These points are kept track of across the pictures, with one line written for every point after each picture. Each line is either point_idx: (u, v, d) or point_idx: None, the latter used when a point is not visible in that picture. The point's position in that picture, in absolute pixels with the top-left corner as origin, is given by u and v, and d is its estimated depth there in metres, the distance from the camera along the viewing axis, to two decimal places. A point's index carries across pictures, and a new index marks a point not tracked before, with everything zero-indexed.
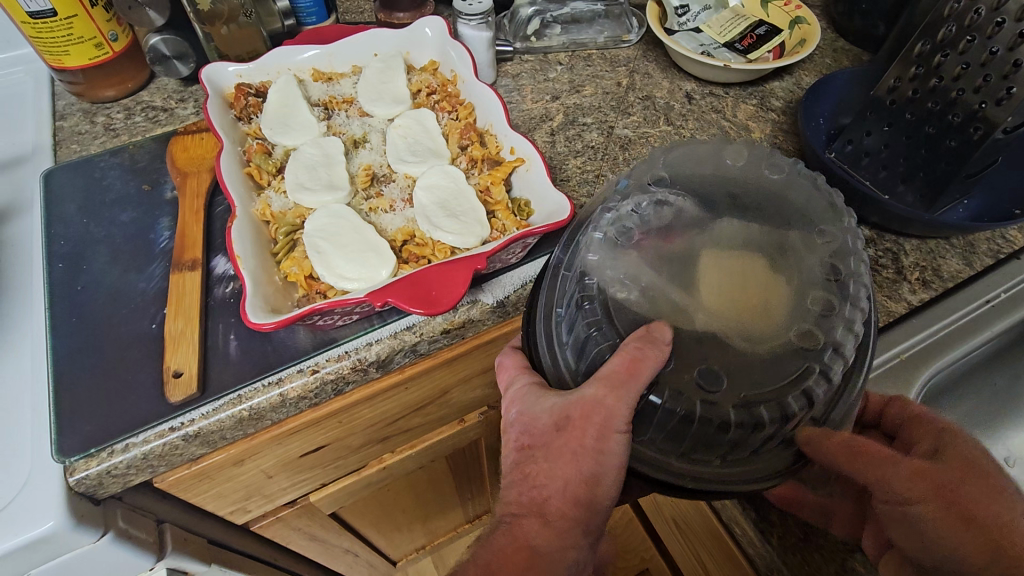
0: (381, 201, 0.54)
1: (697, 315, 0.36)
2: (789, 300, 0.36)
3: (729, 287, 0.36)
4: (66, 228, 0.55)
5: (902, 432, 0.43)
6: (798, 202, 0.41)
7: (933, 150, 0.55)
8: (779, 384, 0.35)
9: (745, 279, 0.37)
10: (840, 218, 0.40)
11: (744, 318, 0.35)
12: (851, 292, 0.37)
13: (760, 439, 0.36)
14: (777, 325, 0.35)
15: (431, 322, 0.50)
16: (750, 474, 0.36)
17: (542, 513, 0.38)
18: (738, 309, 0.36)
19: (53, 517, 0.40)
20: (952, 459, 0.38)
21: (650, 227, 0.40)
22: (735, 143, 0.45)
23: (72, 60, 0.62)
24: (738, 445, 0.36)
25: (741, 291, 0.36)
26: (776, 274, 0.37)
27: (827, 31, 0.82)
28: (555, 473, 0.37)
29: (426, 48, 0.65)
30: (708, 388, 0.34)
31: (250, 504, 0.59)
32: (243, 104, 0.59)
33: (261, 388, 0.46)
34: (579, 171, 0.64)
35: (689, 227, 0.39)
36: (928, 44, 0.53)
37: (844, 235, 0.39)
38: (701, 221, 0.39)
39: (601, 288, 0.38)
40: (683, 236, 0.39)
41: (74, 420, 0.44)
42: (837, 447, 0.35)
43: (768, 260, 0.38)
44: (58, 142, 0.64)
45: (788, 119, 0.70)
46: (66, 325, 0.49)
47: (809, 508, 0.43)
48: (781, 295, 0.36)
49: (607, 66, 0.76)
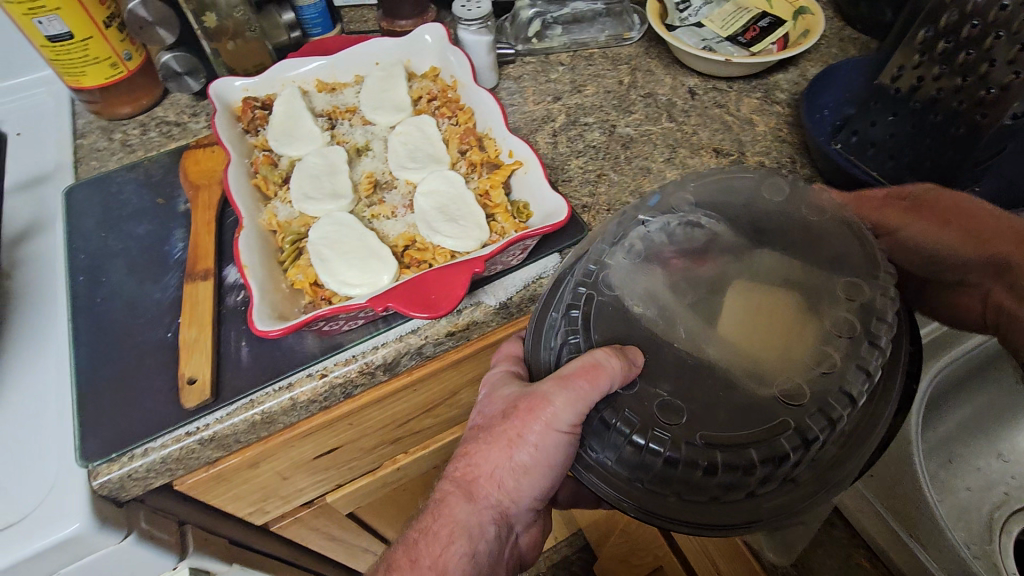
0: (383, 208, 0.55)
1: (709, 348, 0.37)
2: (809, 346, 0.36)
3: (748, 323, 0.37)
4: (87, 243, 0.58)
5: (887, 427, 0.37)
6: (801, 208, 0.42)
7: (939, 139, 0.54)
8: (756, 429, 0.35)
9: (770, 318, 0.37)
10: (876, 273, 0.39)
11: (759, 349, 0.36)
12: (863, 354, 0.36)
13: (718, 485, 0.36)
14: (787, 368, 0.36)
15: (435, 325, 0.50)
16: (703, 520, 0.36)
17: (468, 491, 0.44)
18: (755, 341, 0.36)
19: (77, 519, 0.43)
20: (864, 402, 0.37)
21: (685, 249, 0.40)
22: (776, 176, 0.44)
23: (89, 80, 0.65)
24: (695, 485, 0.36)
25: (765, 328, 0.37)
26: (807, 316, 0.37)
27: (834, 20, 0.81)
28: (489, 456, 0.43)
29: (426, 55, 0.66)
30: (668, 420, 0.36)
31: (268, 505, 0.61)
32: (250, 117, 0.60)
33: (272, 392, 0.47)
34: (580, 171, 0.64)
35: (726, 253, 0.40)
36: (930, 30, 0.52)
37: (880, 296, 0.38)
38: (738, 250, 0.40)
39: (601, 301, 0.40)
40: (717, 263, 0.40)
41: (96, 426, 0.46)
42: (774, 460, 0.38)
43: (803, 302, 0.37)
44: (78, 160, 0.67)
45: (792, 112, 0.69)
46: (87, 336, 0.51)
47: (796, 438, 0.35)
48: (805, 339, 0.36)
49: (609, 65, 0.76)
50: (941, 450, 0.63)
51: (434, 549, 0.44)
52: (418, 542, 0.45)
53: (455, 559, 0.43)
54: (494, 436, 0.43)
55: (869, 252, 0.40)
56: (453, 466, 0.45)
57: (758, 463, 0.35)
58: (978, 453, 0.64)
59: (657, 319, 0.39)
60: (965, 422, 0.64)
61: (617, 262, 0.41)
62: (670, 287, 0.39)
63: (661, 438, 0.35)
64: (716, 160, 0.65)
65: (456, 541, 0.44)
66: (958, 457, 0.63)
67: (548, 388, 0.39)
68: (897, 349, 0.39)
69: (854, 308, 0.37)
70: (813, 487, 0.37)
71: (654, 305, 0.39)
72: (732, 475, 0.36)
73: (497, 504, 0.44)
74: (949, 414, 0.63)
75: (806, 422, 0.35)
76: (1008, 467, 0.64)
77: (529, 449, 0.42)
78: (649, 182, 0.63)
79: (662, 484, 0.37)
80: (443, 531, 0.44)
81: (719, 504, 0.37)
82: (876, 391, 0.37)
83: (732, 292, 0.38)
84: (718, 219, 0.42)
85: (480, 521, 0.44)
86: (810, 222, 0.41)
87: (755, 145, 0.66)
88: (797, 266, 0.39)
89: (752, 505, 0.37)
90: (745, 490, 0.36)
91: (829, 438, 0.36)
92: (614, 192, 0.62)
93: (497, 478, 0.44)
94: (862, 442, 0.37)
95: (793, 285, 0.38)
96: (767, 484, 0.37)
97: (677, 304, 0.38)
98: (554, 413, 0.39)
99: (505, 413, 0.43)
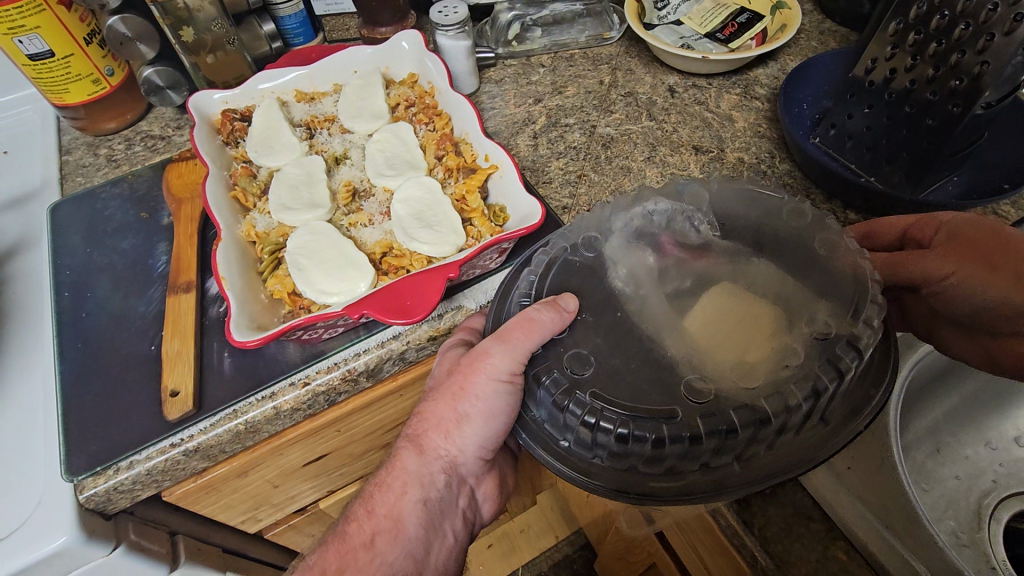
0: (360, 216, 0.56)
1: (667, 340, 0.38)
2: (765, 366, 0.37)
3: (715, 330, 0.38)
4: (72, 258, 0.58)
5: (799, 451, 0.37)
6: (759, 212, 0.44)
7: (914, 130, 0.54)
8: (651, 405, 0.36)
9: (738, 322, 0.38)
10: (851, 318, 0.37)
11: (716, 355, 0.37)
12: (789, 386, 0.36)
13: (603, 449, 0.38)
14: (750, 390, 0.36)
15: (416, 329, 0.51)
16: (570, 472, 0.39)
17: (418, 445, 0.46)
18: (714, 343, 0.38)
19: (64, 533, 0.43)
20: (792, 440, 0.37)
21: (684, 244, 0.43)
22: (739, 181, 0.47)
23: (72, 97, 0.66)
24: (583, 440, 0.38)
25: (721, 330, 0.38)
26: (774, 339, 0.37)
27: (813, 13, 0.81)
28: (434, 408, 0.45)
29: (404, 62, 0.66)
30: (576, 371, 0.38)
31: (260, 513, 0.61)
32: (229, 129, 0.61)
33: (255, 402, 0.48)
34: (561, 172, 0.65)
35: (724, 256, 0.42)
36: (901, 22, 0.52)
37: (841, 338, 0.37)
38: (737, 255, 0.41)
39: (565, 260, 0.44)
40: (713, 261, 0.41)
41: (82, 441, 0.46)
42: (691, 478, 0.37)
43: (773, 319, 0.38)
44: (64, 176, 0.68)
45: (771, 107, 0.69)
46: (73, 351, 0.51)
47: (697, 445, 0.36)
48: (758, 352, 0.37)
49: (590, 65, 0.77)
50: (928, 439, 0.63)
51: (388, 499, 0.45)
52: (374, 495, 0.46)
53: (410, 506, 0.45)
54: (437, 386, 0.45)
55: (865, 284, 0.39)
56: (408, 423, 0.47)
57: (632, 435, 0.36)
58: (967, 442, 0.64)
59: (630, 315, 0.40)
60: (953, 411, 0.64)
61: (616, 231, 0.44)
62: (655, 275, 0.41)
63: (558, 380, 0.39)
64: (695, 157, 0.65)
65: (409, 490, 0.45)
66: (945, 446, 0.63)
67: (487, 343, 0.41)
68: (868, 396, 0.38)
69: (814, 339, 0.37)
70: (700, 486, 0.37)
71: (634, 285, 0.41)
72: (608, 437, 0.37)
73: (446, 454, 0.46)
74: (933, 403, 0.63)
75: (694, 423, 0.36)
76: (996, 454, 0.64)
77: (469, 400, 0.43)
78: (630, 181, 0.63)
79: (559, 429, 0.39)
80: (396, 482, 0.45)
81: (600, 466, 0.38)
82: (812, 426, 0.37)
83: (706, 296, 0.40)
84: (691, 212, 0.44)
85: (430, 470, 0.46)
86: (778, 225, 0.43)
87: (734, 141, 0.66)
88: (789, 285, 0.39)
89: (629, 477, 0.38)
90: (629, 462, 0.38)
91: (737, 446, 0.37)
92: (595, 192, 0.62)
93: (442, 427, 0.45)
94: (767, 463, 0.37)
95: (768, 298, 0.39)
96: (654, 468, 0.38)
97: (656, 293, 0.40)
98: (492, 363, 0.41)
99: (450, 372, 0.45)
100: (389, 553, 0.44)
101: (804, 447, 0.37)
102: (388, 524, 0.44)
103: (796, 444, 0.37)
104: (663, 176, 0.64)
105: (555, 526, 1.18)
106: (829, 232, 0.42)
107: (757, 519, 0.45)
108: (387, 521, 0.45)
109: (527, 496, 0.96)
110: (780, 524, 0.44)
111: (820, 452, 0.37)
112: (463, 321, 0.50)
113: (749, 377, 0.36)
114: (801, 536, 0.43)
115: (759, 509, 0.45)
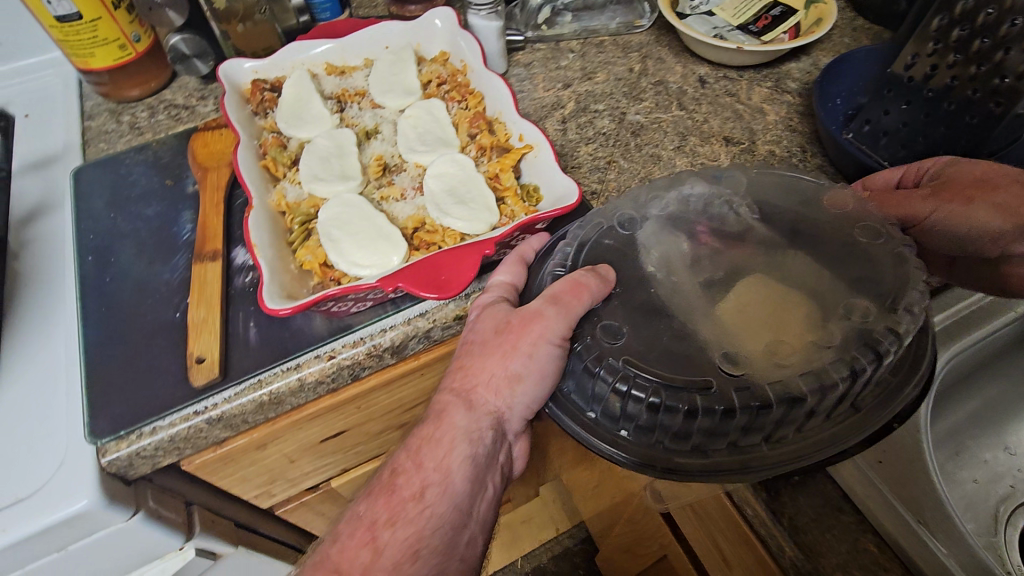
0: (392, 190, 0.55)
1: (702, 325, 0.38)
2: (802, 350, 0.36)
3: (750, 316, 0.38)
4: (96, 223, 0.58)
5: (829, 434, 0.37)
6: (798, 205, 0.43)
7: (953, 126, 0.54)
8: (685, 376, 0.36)
9: (778, 308, 0.38)
10: (895, 307, 0.37)
11: (748, 340, 0.37)
12: (826, 367, 0.36)
13: (631, 423, 0.38)
14: (786, 372, 0.36)
15: (443, 308, 0.50)
16: (597, 442, 0.39)
17: (469, 399, 0.42)
18: (746, 331, 0.37)
19: (86, 497, 0.42)
20: (825, 428, 0.37)
21: (721, 232, 0.42)
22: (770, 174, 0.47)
23: (97, 62, 0.65)
24: (611, 413, 0.39)
25: (760, 318, 0.38)
26: (808, 327, 0.37)
27: (846, 9, 0.80)
28: (484, 365, 0.42)
29: (436, 39, 0.65)
30: (611, 339, 0.38)
31: (274, 488, 0.61)
32: (259, 99, 0.60)
33: (280, 372, 0.47)
34: (590, 157, 0.64)
35: (760, 246, 0.41)
36: (945, 18, 0.51)
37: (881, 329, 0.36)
38: (774, 247, 0.41)
39: (598, 239, 0.43)
40: (747, 251, 0.41)
41: (105, 405, 0.46)
42: (719, 459, 0.37)
43: (813, 308, 0.37)
44: (86, 142, 0.67)
45: (804, 101, 0.69)
46: (96, 315, 0.51)
47: (729, 424, 0.36)
48: (797, 335, 0.37)
49: (620, 52, 0.76)
50: (948, 441, 0.62)
51: (437, 453, 0.42)
52: (421, 448, 0.42)
53: (459, 462, 0.41)
54: (483, 343, 0.42)
55: (905, 275, 0.38)
56: (450, 377, 0.44)
57: (663, 405, 0.36)
58: (986, 445, 0.64)
59: (663, 295, 0.39)
60: (972, 414, 0.64)
61: (651, 216, 0.43)
62: (689, 263, 0.40)
63: (589, 347, 0.39)
64: (726, 149, 0.64)
65: (457, 446, 0.42)
66: (965, 449, 0.63)
67: (539, 304, 0.40)
68: (902, 389, 0.38)
69: (851, 327, 0.37)
70: (727, 464, 0.37)
71: (666, 271, 0.40)
72: (637, 407, 0.37)
73: (495, 409, 0.43)
74: (956, 406, 0.63)
75: (727, 395, 0.36)
76: (1014, 459, 0.64)
77: (523, 360, 0.40)
78: (659, 170, 0.62)
79: (586, 401, 0.40)
80: (445, 439, 0.42)
81: (627, 439, 0.38)
82: (842, 411, 0.37)
83: (740, 285, 0.39)
84: (730, 203, 0.44)
85: (479, 427, 0.42)
86: (820, 215, 0.42)
87: (766, 134, 0.66)
88: (827, 279, 0.39)
89: (657, 453, 0.38)
90: (658, 437, 0.38)
91: (767, 425, 0.37)
92: (624, 179, 0.62)
93: (494, 386, 0.42)
94: (797, 447, 0.37)
95: (806, 289, 0.38)
96: (681, 444, 0.38)
97: (690, 281, 0.40)
98: (545, 325, 0.40)
99: (499, 329, 0.42)
100: (438, 507, 0.41)
101: (835, 435, 0.37)
102: (437, 478, 0.41)
103: (828, 430, 0.37)
104: (692, 166, 0.63)
105: (557, 519, 1.19)
106: (872, 225, 0.41)
107: (786, 509, 0.44)
108: (436, 474, 0.41)
109: (533, 487, 0.96)
110: (811, 514, 0.44)
111: (847, 438, 0.37)
112: (494, 278, 0.46)
113: (784, 358, 0.36)
114: (833, 527, 0.43)
115: (789, 502, 0.44)
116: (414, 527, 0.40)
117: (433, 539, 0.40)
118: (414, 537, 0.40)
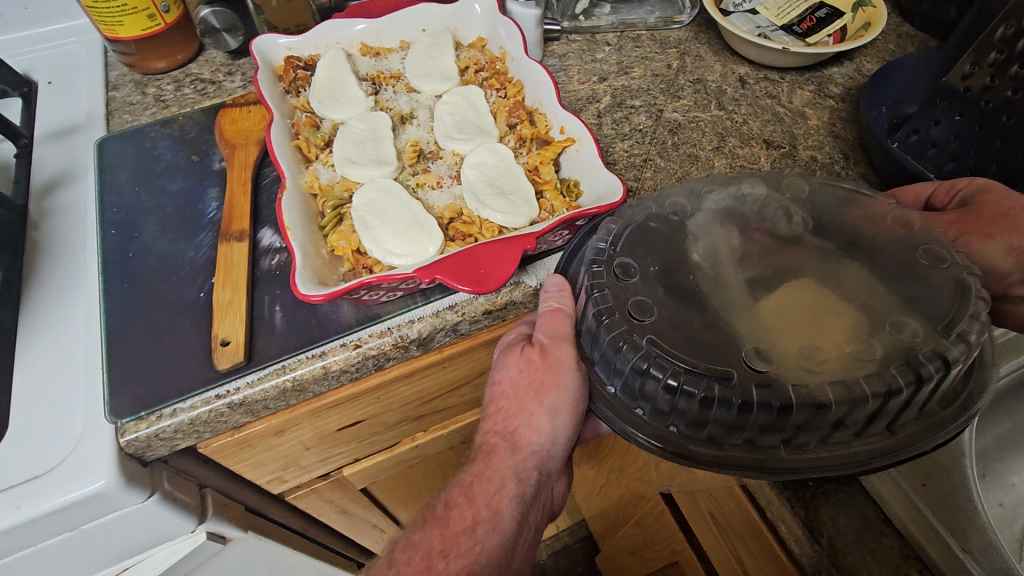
0: (428, 177, 0.54)
1: (751, 331, 0.36)
2: (840, 354, 0.35)
3: (798, 321, 0.36)
4: (119, 196, 0.57)
5: (853, 442, 0.35)
6: (853, 215, 0.41)
7: (1011, 141, 0.52)
8: (711, 364, 0.35)
9: (825, 315, 0.36)
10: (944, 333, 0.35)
11: (793, 345, 0.35)
12: (858, 380, 0.34)
13: (647, 401, 0.37)
14: (823, 377, 0.34)
15: (473, 301, 0.49)
16: (613, 418, 0.38)
17: (513, 440, 0.44)
18: (793, 335, 0.35)
19: (104, 477, 0.41)
20: (852, 442, 0.35)
21: (777, 236, 0.40)
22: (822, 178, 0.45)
23: (125, 31, 0.63)
24: (629, 384, 0.38)
25: (815, 325, 0.36)
26: (859, 340, 0.35)
27: (891, 15, 0.77)
28: (525, 408, 0.43)
29: (474, 25, 0.64)
30: (638, 317, 0.37)
31: (287, 474, 0.60)
32: (292, 77, 0.59)
33: (305, 359, 0.46)
34: (625, 155, 0.62)
35: (815, 253, 0.39)
36: (1012, 27, 0.49)
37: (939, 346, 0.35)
38: (828, 255, 0.39)
39: (644, 221, 0.41)
40: (800, 257, 0.39)
41: (127, 384, 0.45)
42: (733, 454, 0.36)
43: (866, 320, 0.36)
44: (110, 113, 0.65)
45: (847, 107, 0.67)
46: (118, 290, 0.50)
47: (750, 423, 0.35)
48: (839, 341, 0.35)
49: (657, 48, 0.74)
50: (977, 463, 0.61)
51: (489, 490, 0.42)
52: (474, 485, 0.43)
53: (508, 501, 0.42)
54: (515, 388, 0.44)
55: (965, 303, 0.36)
56: (493, 421, 0.45)
57: (680, 390, 0.35)
58: (1015, 470, 0.61)
59: (712, 293, 0.37)
60: (1003, 437, 0.62)
61: (703, 210, 0.42)
62: (736, 258, 0.39)
63: (615, 322, 0.37)
64: (766, 152, 0.63)
65: (507, 485, 0.43)
66: (992, 472, 0.60)
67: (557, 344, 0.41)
68: (945, 424, 0.36)
69: (896, 344, 0.35)
70: (741, 460, 0.35)
71: (712, 262, 0.39)
72: (654, 386, 0.36)
73: (539, 449, 0.43)
74: (985, 430, 0.61)
75: (747, 391, 0.34)
76: None
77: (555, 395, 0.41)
78: (697, 170, 0.61)
79: (608, 372, 0.39)
80: (495, 476, 0.43)
81: (642, 418, 0.37)
82: (876, 431, 0.36)
83: (786, 286, 0.38)
84: (783, 207, 0.42)
85: (525, 466, 0.43)
86: (873, 225, 0.40)
87: (807, 139, 0.64)
88: (880, 292, 0.37)
89: (669, 435, 0.37)
90: (672, 420, 0.37)
91: (787, 428, 0.35)
92: (660, 178, 0.60)
93: (536, 425, 0.43)
94: (818, 456, 0.35)
95: (858, 303, 0.37)
96: (696, 431, 0.36)
97: (735, 276, 0.38)
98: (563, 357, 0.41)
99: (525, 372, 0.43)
100: (488, 542, 0.41)
101: (860, 450, 0.35)
102: (487, 515, 0.42)
103: (854, 444, 0.35)
104: (730, 168, 0.61)
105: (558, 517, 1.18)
106: (932, 241, 0.39)
107: (825, 529, 0.43)
108: (486, 510, 0.42)
109: None
110: (850, 535, 0.42)
111: (877, 459, 0.35)
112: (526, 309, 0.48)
113: (825, 360, 0.35)
114: (874, 550, 0.42)
115: (828, 521, 0.43)
116: (466, 560, 0.40)
117: (485, 570, 0.41)
118: (466, 570, 0.40)
